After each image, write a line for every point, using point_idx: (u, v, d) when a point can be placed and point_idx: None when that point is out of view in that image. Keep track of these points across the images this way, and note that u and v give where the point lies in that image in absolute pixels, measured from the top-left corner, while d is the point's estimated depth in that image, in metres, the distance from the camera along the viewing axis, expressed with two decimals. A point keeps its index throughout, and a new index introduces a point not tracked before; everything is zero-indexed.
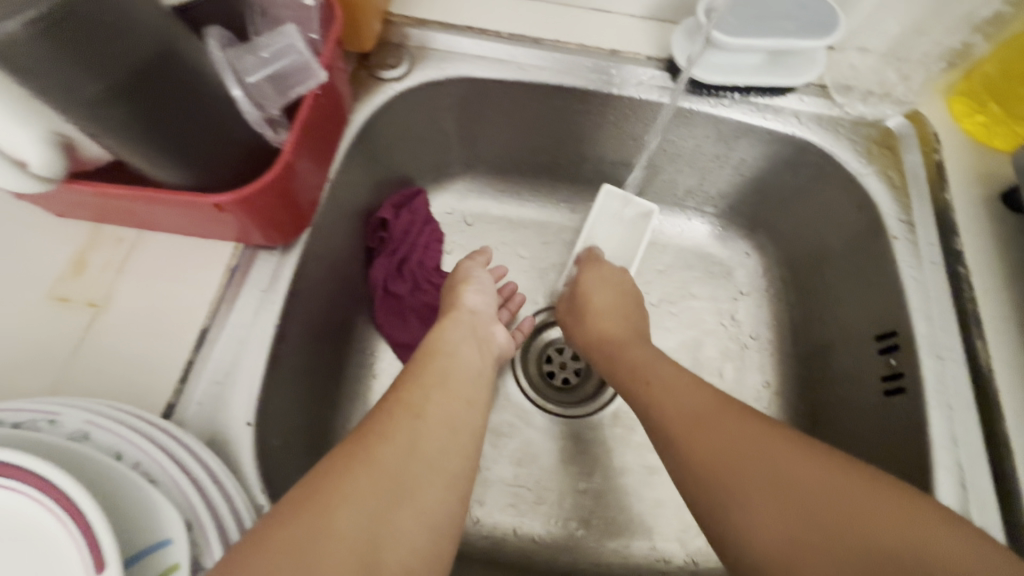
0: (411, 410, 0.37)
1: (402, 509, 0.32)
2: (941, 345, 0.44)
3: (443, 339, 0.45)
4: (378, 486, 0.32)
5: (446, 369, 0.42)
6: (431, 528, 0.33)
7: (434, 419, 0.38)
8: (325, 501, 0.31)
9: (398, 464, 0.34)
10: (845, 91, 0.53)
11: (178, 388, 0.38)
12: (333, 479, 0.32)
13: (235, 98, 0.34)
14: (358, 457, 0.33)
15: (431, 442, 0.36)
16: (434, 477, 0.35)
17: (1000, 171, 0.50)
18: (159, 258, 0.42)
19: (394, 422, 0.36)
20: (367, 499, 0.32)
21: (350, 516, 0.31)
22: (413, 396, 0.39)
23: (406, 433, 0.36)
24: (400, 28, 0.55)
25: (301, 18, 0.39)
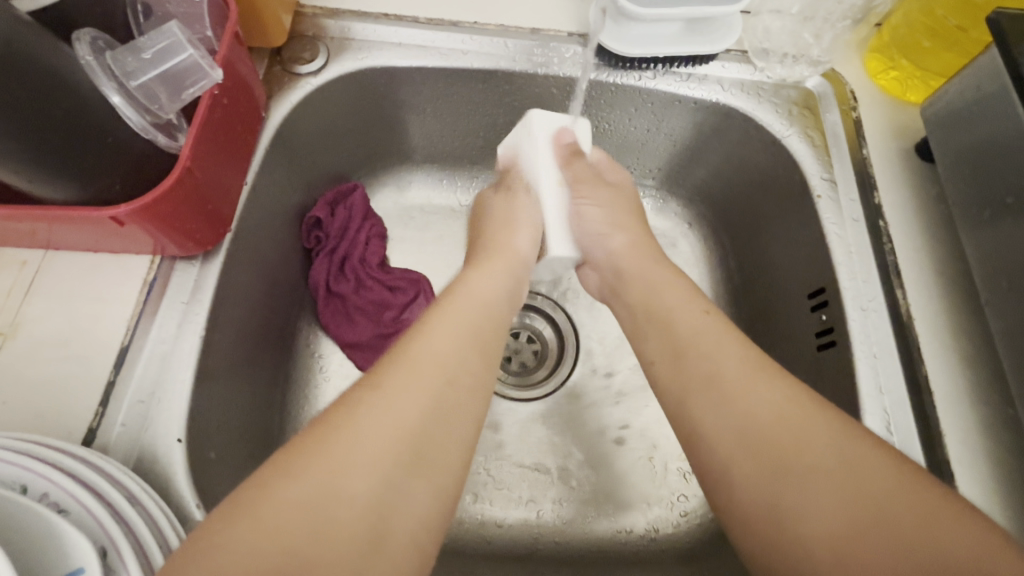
0: (437, 364, 0.34)
1: (416, 471, 0.30)
2: (864, 298, 0.46)
3: (473, 280, 0.42)
4: (391, 446, 0.30)
5: (472, 307, 0.39)
6: (444, 497, 0.31)
7: (459, 376, 0.34)
8: (321, 458, 0.29)
9: (409, 419, 0.31)
10: (764, 55, 0.53)
11: (99, 412, 0.37)
12: (338, 432, 0.30)
13: (116, 104, 0.33)
14: (364, 406, 0.31)
15: (448, 397, 0.33)
16: (453, 438, 0.32)
17: (913, 124, 0.51)
18: (69, 278, 0.40)
19: (413, 371, 0.33)
20: (383, 458, 0.29)
21: (356, 478, 0.28)
22: (439, 343, 0.35)
23: (427, 391, 0.32)
24: (313, 19, 0.53)
25: (193, 15, 0.39)
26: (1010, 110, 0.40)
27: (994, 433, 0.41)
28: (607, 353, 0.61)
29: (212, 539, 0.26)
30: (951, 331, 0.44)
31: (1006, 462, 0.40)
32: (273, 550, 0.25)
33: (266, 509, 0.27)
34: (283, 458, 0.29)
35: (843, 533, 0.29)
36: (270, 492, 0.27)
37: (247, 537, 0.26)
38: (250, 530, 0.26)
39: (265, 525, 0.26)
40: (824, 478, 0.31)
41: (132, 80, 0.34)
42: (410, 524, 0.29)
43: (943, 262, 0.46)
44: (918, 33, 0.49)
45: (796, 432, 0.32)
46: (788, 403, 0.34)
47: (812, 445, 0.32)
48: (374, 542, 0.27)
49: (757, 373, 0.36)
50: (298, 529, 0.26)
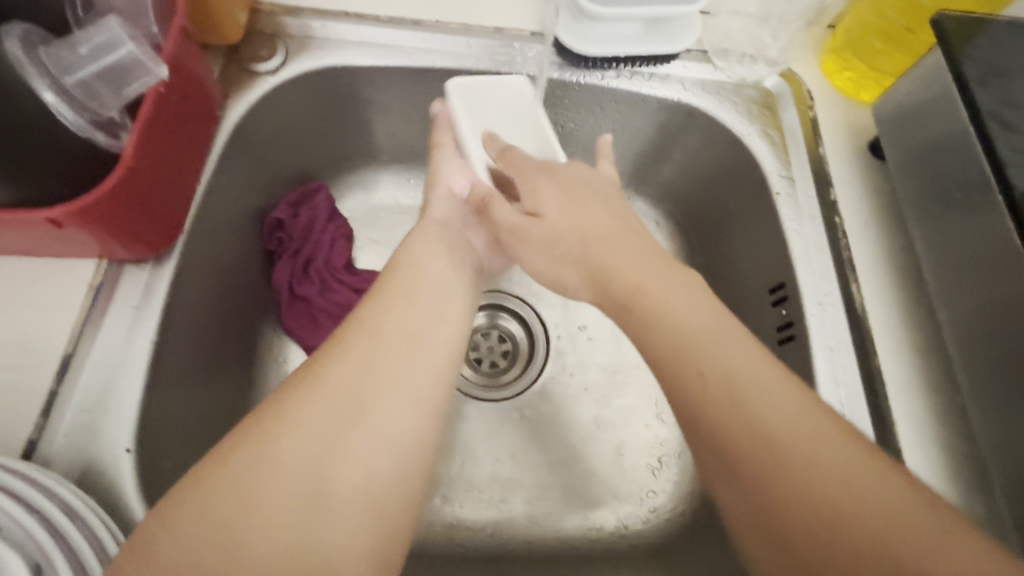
0: (369, 331, 0.36)
1: (355, 427, 0.32)
2: (821, 292, 0.46)
3: (412, 249, 0.43)
4: (327, 412, 0.32)
5: (411, 276, 0.41)
6: (391, 450, 0.32)
7: (394, 337, 0.36)
8: (256, 436, 0.30)
9: (342, 385, 0.33)
10: (724, 55, 0.54)
11: (40, 423, 0.35)
12: (272, 409, 0.31)
13: (49, 102, 0.31)
14: (299, 381, 0.33)
15: (386, 359, 0.35)
16: (395, 394, 0.34)
17: (866, 123, 0.53)
18: (8, 285, 0.38)
19: (347, 342, 0.35)
20: (316, 420, 0.31)
21: (294, 447, 0.30)
22: (377, 313, 0.37)
23: (360, 355, 0.34)
24: (270, 17, 0.52)
25: (136, 10, 0.37)
26: (955, 109, 0.41)
27: (944, 421, 0.42)
28: (576, 351, 0.61)
29: (158, 529, 0.27)
30: (903, 323, 0.45)
31: (955, 448, 0.41)
32: (218, 525, 0.27)
33: (208, 492, 0.28)
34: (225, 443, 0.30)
35: (812, 523, 0.28)
36: (211, 474, 0.29)
37: (192, 517, 0.27)
38: (194, 510, 0.27)
39: (205, 506, 0.27)
40: (801, 466, 0.29)
41: (68, 77, 0.33)
42: (355, 480, 0.30)
43: (896, 256, 0.48)
44: (868, 33, 0.51)
45: (782, 424, 0.30)
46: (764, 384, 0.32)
47: (792, 434, 0.30)
48: (319, 501, 0.29)
49: (731, 351, 0.33)
50: (238, 503, 0.28)
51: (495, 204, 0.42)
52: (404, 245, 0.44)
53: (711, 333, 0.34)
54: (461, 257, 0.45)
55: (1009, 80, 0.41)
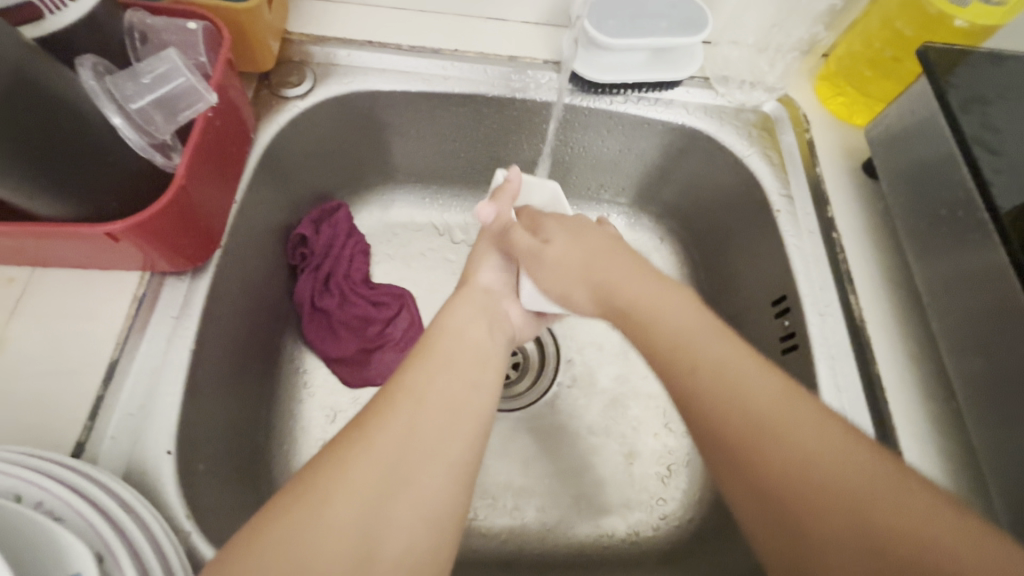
0: (413, 397, 0.36)
1: (398, 498, 0.32)
2: (822, 303, 0.49)
3: (451, 317, 0.44)
4: (371, 479, 0.32)
5: (451, 342, 0.41)
6: (431, 518, 0.32)
7: (436, 404, 0.36)
8: (305, 501, 0.30)
9: (387, 452, 0.33)
10: (724, 81, 0.58)
11: (88, 425, 0.37)
12: (322, 472, 0.32)
13: (116, 126, 0.34)
14: (346, 445, 0.33)
15: (427, 425, 0.35)
16: (435, 462, 0.34)
17: (859, 145, 0.56)
18: (58, 296, 0.40)
19: (389, 407, 0.35)
20: (360, 488, 0.31)
21: (342, 514, 0.30)
22: (417, 380, 0.37)
23: (404, 421, 0.34)
24: (299, 46, 0.55)
25: (185, 42, 0.41)
26: (940, 133, 0.45)
27: (941, 425, 0.44)
28: (586, 362, 0.63)
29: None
30: (899, 332, 0.48)
31: (952, 451, 0.43)
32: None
33: (258, 561, 0.28)
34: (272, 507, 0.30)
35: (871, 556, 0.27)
36: (260, 540, 0.29)
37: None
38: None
39: (255, 572, 0.28)
40: (831, 485, 0.29)
41: (131, 104, 0.36)
42: (398, 550, 0.30)
43: (891, 269, 0.51)
44: (859, 63, 0.54)
45: (804, 447, 0.30)
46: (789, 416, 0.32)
47: (817, 453, 0.30)
48: (364, 572, 0.29)
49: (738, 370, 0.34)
50: (287, 572, 0.28)
51: (513, 232, 0.48)
52: (440, 312, 0.45)
53: (726, 359, 0.35)
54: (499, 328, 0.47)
55: (990, 106, 0.45)
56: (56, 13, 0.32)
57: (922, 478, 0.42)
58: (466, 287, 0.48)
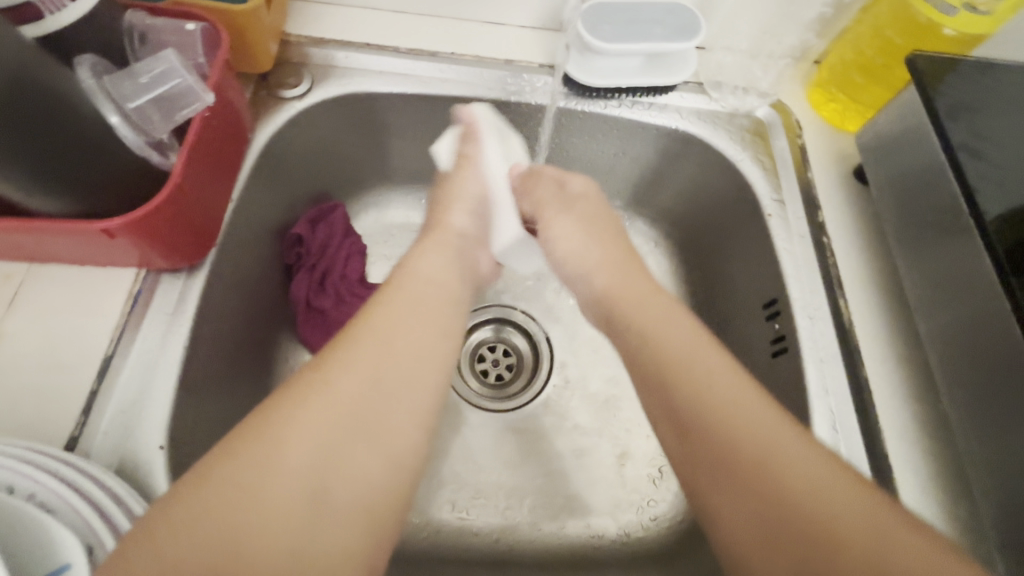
0: (378, 340, 0.36)
1: (354, 440, 0.32)
2: (811, 307, 0.49)
3: (422, 259, 0.43)
4: (329, 423, 0.32)
5: (420, 283, 0.40)
6: (388, 461, 0.33)
7: (401, 349, 0.36)
8: (263, 439, 0.31)
9: (347, 396, 0.33)
10: (718, 87, 0.58)
11: (82, 419, 0.37)
12: (280, 412, 0.32)
13: (113, 124, 0.35)
14: (306, 387, 0.33)
15: (391, 371, 0.35)
16: (396, 408, 0.34)
17: (851, 151, 0.56)
18: (54, 292, 0.41)
19: (352, 350, 0.35)
20: (316, 431, 0.31)
21: (298, 456, 0.31)
22: (383, 322, 0.37)
23: (366, 365, 0.34)
24: (297, 47, 0.56)
25: (184, 43, 0.41)
26: (930, 139, 0.45)
27: (928, 429, 0.45)
28: (580, 364, 0.64)
29: (163, 518, 0.28)
30: (888, 337, 0.48)
31: (939, 455, 0.44)
32: (217, 530, 0.28)
33: (213, 495, 0.29)
34: (228, 444, 0.31)
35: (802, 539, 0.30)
36: (215, 476, 0.29)
37: (195, 514, 0.28)
38: (196, 507, 0.28)
39: (209, 503, 0.28)
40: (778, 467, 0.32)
41: (129, 102, 0.37)
42: (354, 492, 0.31)
43: (880, 274, 0.51)
44: (850, 70, 0.55)
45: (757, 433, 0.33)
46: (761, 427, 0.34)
47: (773, 446, 0.33)
48: (315, 509, 0.30)
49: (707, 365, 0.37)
50: (240, 507, 0.29)
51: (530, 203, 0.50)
52: (412, 252, 0.44)
53: (684, 348, 0.38)
54: (469, 273, 0.45)
55: (975, 113, 0.45)
56: (56, 13, 0.33)
57: (908, 481, 0.43)
58: (439, 232, 0.46)
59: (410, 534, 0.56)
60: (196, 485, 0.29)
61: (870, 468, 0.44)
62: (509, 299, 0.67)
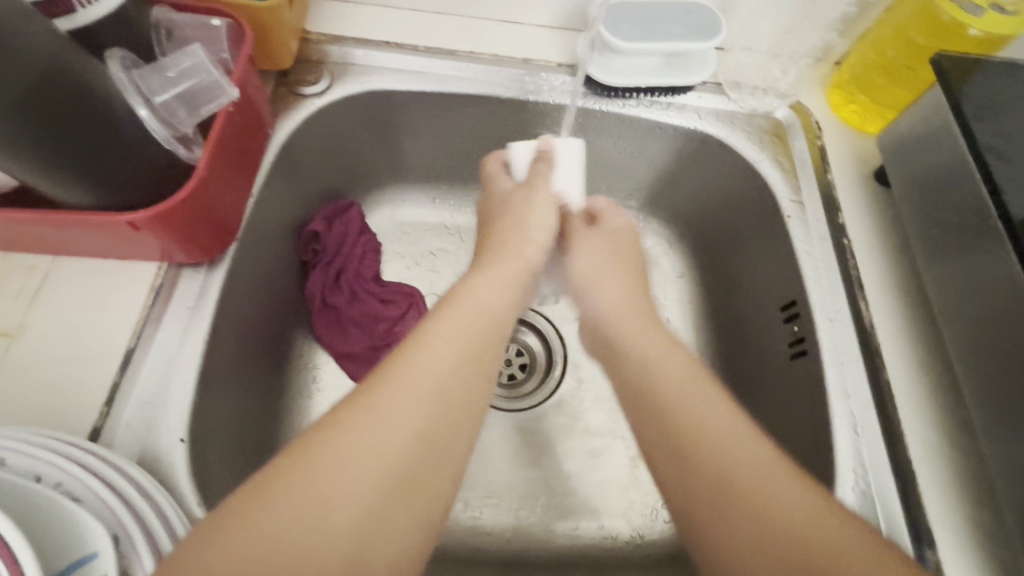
0: (435, 386, 0.32)
1: (395, 499, 0.29)
2: (831, 309, 0.49)
3: (477, 284, 0.39)
4: (380, 478, 0.29)
5: (472, 314, 0.37)
6: (423, 523, 0.30)
7: (455, 396, 0.33)
8: (306, 489, 0.27)
9: (400, 450, 0.30)
10: (737, 87, 0.58)
11: (104, 411, 0.38)
12: (328, 453, 0.28)
13: (142, 117, 0.35)
14: (355, 431, 0.29)
15: (442, 421, 0.32)
16: (443, 464, 0.31)
17: (871, 153, 0.56)
18: (77, 284, 0.41)
19: (404, 394, 0.31)
20: (359, 487, 0.28)
21: (338, 514, 0.27)
22: (433, 361, 0.33)
23: (419, 414, 0.31)
24: (317, 45, 0.56)
25: (209, 39, 0.42)
26: (953, 139, 0.45)
27: (950, 434, 0.44)
28: (593, 364, 0.63)
29: (189, 568, 0.25)
30: (909, 340, 0.48)
31: (961, 460, 0.43)
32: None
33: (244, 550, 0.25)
34: (264, 488, 0.27)
35: None
36: (245, 526, 0.26)
37: (226, 572, 0.25)
38: (227, 563, 0.25)
39: (241, 558, 0.25)
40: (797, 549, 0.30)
41: (156, 96, 0.37)
42: (390, 555, 0.28)
43: (901, 277, 0.50)
44: (871, 71, 0.55)
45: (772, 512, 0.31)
46: (769, 488, 0.32)
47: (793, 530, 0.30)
48: None
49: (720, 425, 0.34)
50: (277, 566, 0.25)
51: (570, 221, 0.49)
52: (471, 277, 0.40)
53: (698, 398, 0.36)
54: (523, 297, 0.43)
55: (1002, 114, 0.45)
56: (86, 7, 0.33)
57: (930, 485, 0.42)
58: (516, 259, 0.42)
59: None
60: (212, 538, 0.26)
61: (892, 472, 0.43)
62: None
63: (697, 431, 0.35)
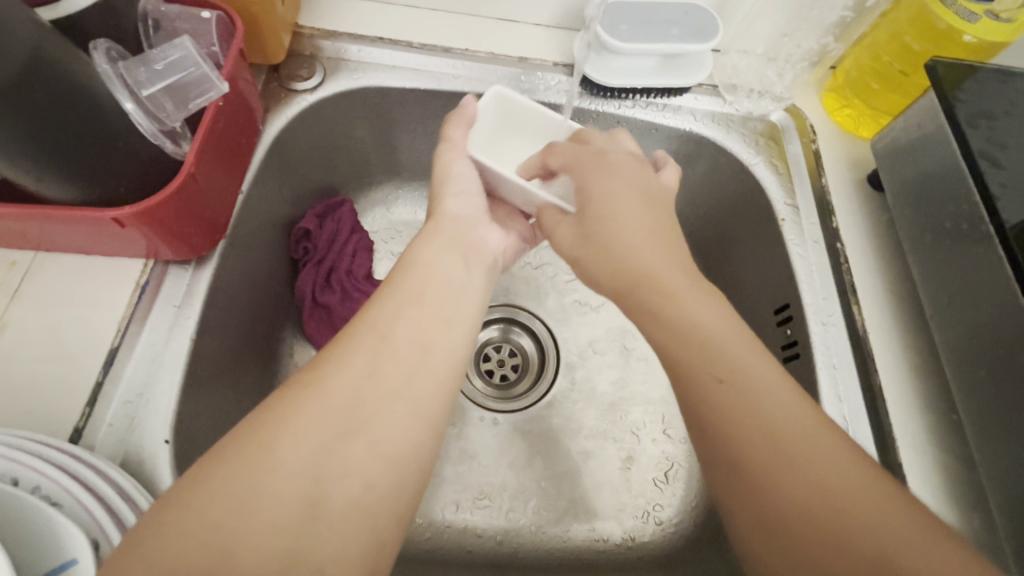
0: (377, 334, 0.35)
1: (353, 439, 0.31)
2: (824, 313, 0.49)
3: (422, 251, 0.42)
4: (327, 420, 0.31)
5: (413, 279, 0.39)
6: (388, 459, 0.31)
7: (402, 343, 0.36)
8: (259, 438, 0.29)
9: (345, 393, 0.32)
10: (732, 89, 0.58)
11: (86, 412, 0.37)
12: (279, 409, 0.31)
13: (128, 111, 0.35)
14: (302, 387, 0.32)
15: (390, 365, 0.34)
16: (396, 403, 0.33)
17: (865, 157, 0.56)
18: (60, 281, 0.40)
19: (348, 349, 0.34)
20: (312, 431, 0.30)
21: (293, 455, 0.29)
22: (378, 321, 0.36)
23: (366, 358, 0.34)
24: (310, 40, 0.55)
25: (199, 31, 0.41)
26: (947, 145, 0.45)
27: (940, 438, 0.45)
28: (585, 365, 0.63)
29: (147, 527, 0.26)
30: (901, 345, 0.48)
31: (951, 465, 0.44)
32: (205, 530, 0.26)
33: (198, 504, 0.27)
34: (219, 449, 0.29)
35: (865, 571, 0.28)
36: (205, 476, 0.28)
37: (180, 522, 0.26)
38: (183, 513, 0.26)
39: (197, 505, 0.27)
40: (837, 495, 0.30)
41: (143, 90, 0.36)
42: (353, 490, 0.30)
43: (893, 281, 0.51)
44: (866, 75, 0.55)
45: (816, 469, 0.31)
46: (807, 438, 0.32)
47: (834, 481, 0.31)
48: (313, 513, 0.28)
49: None
50: (231, 508, 0.27)
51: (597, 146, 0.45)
52: (425, 251, 0.42)
53: None
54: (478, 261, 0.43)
55: (996, 120, 0.45)
56: None
57: (921, 490, 0.43)
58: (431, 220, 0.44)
59: (412, 534, 0.55)
60: (187, 490, 0.28)
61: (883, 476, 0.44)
62: (514, 298, 0.66)
63: (752, 425, 0.33)
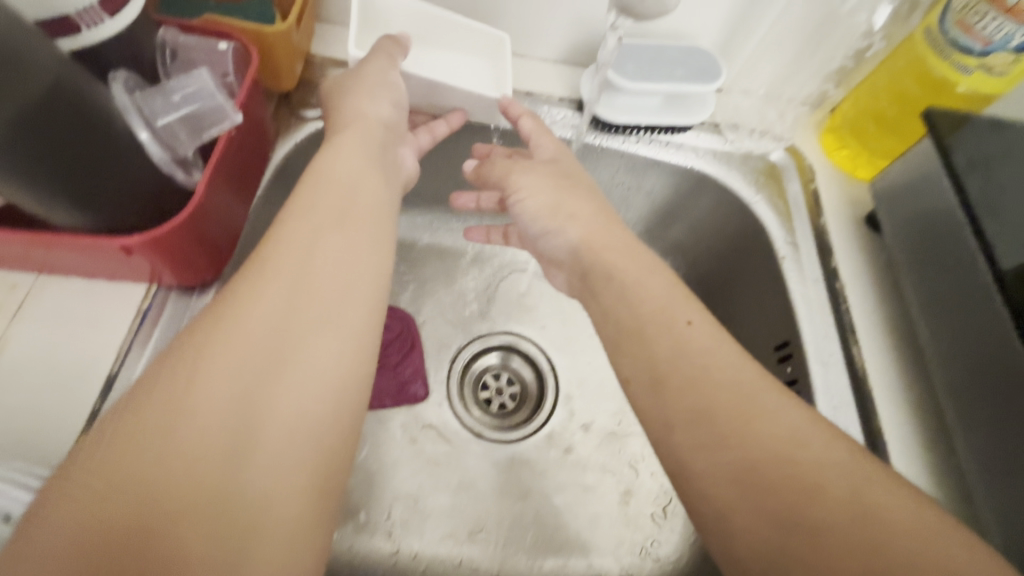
0: (266, 298, 0.33)
1: (253, 419, 0.30)
2: (825, 352, 0.49)
3: (336, 164, 0.41)
4: (224, 403, 0.29)
5: (311, 216, 0.37)
6: (302, 429, 0.31)
7: (301, 303, 0.34)
8: (130, 455, 0.27)
9: (236, 373, 0.30)
10: (734, 128, 0.59)
11: None
12: (148, 428, 0.28)
13: (143, 141, 0.35)
14: (185, 375, 0.30)
15: (286, 334, 0.33)
16: (300, 368, 0.32)
17: (862, 198, 0.57)
18: (61, 305, 0.40)
19: (235, 321, 0.32)
20: (210, 421, 0.29)
21: (190, 448, 0.28)
22: (268, 280, 0.34)
23: (256, 329, 0.32)
24: (320, 67, 0.56)
25: (214, 61, 0.41)
26: (945, 191, 0.46)
27: (942, 482, 0.45)
28: (585, 395, 0.63)
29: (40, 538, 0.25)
30: (902, 386, 0.48)
31: (953, 510, 0.43)
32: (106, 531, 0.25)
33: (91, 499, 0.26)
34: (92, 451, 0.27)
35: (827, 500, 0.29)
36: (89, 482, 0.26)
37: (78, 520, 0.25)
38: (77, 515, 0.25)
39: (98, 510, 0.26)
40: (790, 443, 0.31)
41: (159, 119, 0.36)
42: (269, 471, 0.29)
43: (893, 322, 0.51)
44: (864, 119, 0.56)
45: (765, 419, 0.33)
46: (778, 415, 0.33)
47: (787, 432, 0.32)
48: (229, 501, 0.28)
49: None
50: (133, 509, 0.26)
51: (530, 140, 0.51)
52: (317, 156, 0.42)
53: None
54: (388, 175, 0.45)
55: (992, 170, 0.46)
56: (92, 28, 0.32)
57: None
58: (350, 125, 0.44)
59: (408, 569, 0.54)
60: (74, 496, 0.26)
61: None
62: (515, 325, 0.66)
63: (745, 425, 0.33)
